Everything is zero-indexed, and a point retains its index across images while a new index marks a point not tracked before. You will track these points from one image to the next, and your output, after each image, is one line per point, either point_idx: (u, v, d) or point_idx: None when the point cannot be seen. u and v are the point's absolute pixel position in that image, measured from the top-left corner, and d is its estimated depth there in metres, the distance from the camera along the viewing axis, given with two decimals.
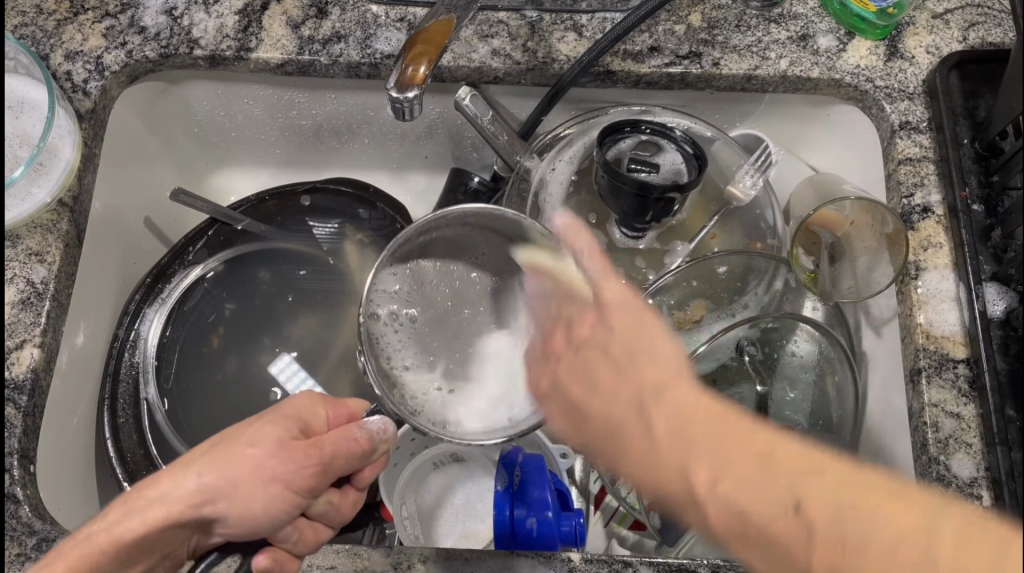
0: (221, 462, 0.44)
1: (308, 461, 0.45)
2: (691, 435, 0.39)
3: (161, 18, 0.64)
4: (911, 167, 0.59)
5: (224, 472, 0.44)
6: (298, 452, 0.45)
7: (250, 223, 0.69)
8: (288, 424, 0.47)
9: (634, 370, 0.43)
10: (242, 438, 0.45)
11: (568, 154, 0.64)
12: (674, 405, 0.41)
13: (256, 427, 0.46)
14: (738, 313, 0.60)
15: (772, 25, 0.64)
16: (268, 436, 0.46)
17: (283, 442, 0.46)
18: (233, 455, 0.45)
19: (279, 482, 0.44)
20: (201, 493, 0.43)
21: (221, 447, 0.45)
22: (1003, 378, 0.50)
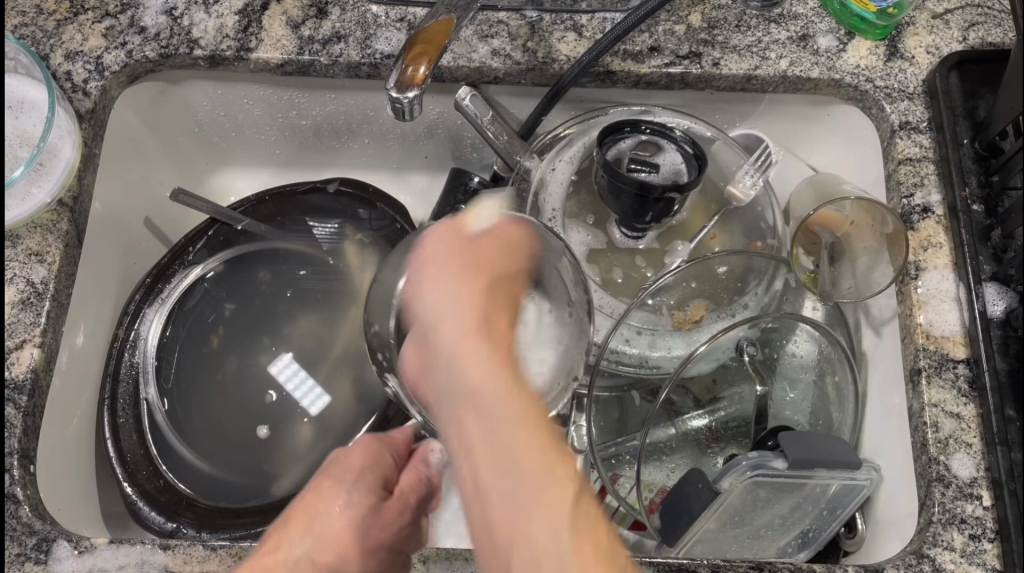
0: (325, 534, 0.46)
1: (400, 516, 0.50)
2: (516, 478, 0.36)
3: (161, 18, 0.64)
4: (911, 167, 0.59)
5: (332, 542, 0.46)
6: (389, 513, 0.49)
7: (250, 223, 0.70)
8: (373, 485, 0.50)
9: (495, 400, 0.38)
10: (333, 509, 0.48)
11: (568, 154, 0.64)
12: (519, 456, 0.37)
13: (341, 492, 0.49)
14: (738, 313, 0.60)
15: (772, 25, 0.64)
16: (357, 497, 0.49)
17: (375, 503, 0.49)
18: (334, 530, 0.47)
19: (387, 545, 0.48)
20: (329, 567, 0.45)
21: (320, 520, 0.47)
22: (1003, 379, 0.50)
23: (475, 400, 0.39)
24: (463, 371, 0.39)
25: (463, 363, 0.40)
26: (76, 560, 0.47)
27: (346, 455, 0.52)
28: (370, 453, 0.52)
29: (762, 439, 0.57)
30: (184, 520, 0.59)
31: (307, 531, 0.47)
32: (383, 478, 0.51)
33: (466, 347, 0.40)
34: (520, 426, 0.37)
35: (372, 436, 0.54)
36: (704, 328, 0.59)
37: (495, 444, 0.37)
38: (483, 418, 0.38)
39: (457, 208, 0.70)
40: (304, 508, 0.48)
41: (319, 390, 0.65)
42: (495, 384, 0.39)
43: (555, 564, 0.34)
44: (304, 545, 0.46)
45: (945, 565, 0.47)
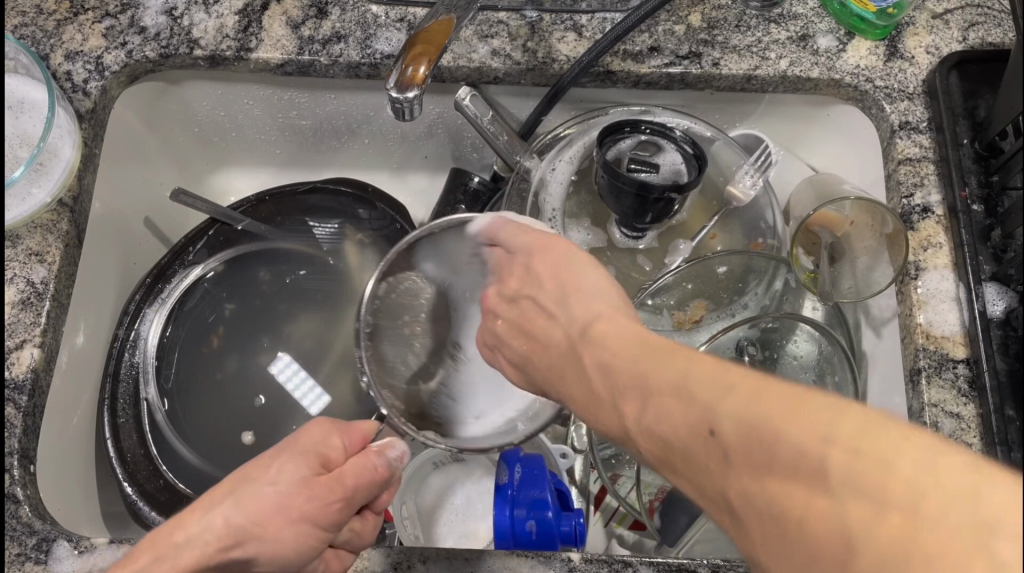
0: (253, 506, 0.45)
1: (331, 497, 0.46)
2: (848, 484, 0.24)
3: (161, 18, 0.64)
4: (911, 167, 0.59)
5: (259, 516, 0.45)
6: (319, 489, 0.46)
7: (249, 223, 0.69)
8: (309, 460, 0.47)
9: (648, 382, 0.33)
10: (264, 480, 0.46)
11: (568, 154, 0.64)
12: (742, 404, 0.28)
13: (277, 465, 0.47)
14: (738, 313, 0.60)
15: (772, 25, 0.64)
16: (290, 474, 0.46)
17: (308, 478, 0.46)
18: (256, 500, 0.45)
19: (307, 520, 0.45)
20: (229, 536, 0.44)
21: (250, 489, 0.46)
22: (1003, 378, 0.50)
23: (673, 397, 0.32)
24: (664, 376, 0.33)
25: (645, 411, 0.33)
26: (76, 560, 0.47)
27: (299, 433, 0.49)
28: (330, 434, 0.49)
29: None
30: None
31: (239, 503, 0.45)
32: (325, 455, 0.48)
33: (652, 363, 0.34)
34: (708, 379, 0.31)
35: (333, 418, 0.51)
36: (704, 327, 0.60)
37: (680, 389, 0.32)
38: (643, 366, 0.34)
39: (457, 208, 0.70)
40: (241, 481, 0.46)
41: (319, 390, 0.65)
42: (683, 376, 0.32)
43: (846, 513, 0.24)
44: (233, 516, 0.45)
45: None
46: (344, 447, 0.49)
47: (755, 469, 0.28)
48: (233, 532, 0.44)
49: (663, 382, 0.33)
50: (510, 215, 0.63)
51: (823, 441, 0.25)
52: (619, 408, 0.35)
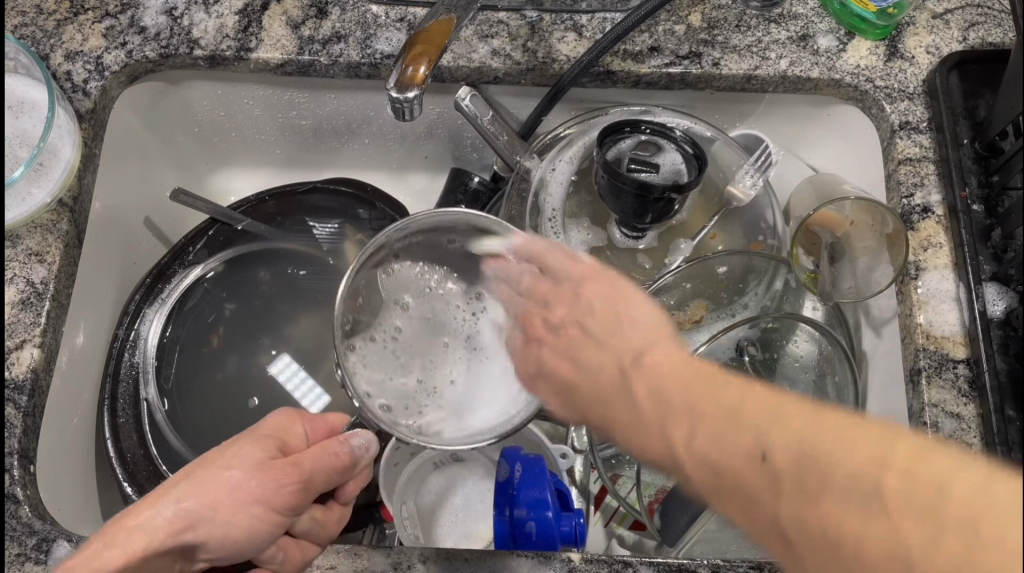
0: (207, 491, 0.45)
1: (286, 477, 0.47)
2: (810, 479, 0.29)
3: (161, 18, 0.64)
4: (911, 167, 0.59)
5: (214, 500, 0.45)
6: (277, 471, 0.47)
7: (250, 223, 0.69)
8: (265, 444, 0.48)
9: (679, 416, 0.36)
10: (228, 468, 0.46)
11: (568, 154, 0.64)
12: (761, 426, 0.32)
13: (237, 451, 0.47)
14: (738, 313, 0.60)
15: (772, 25, 0.64)
16: (247, 457, 0.47)
17: (265, 460, 0.47)
18: (218, 486, 0.45)
19: (260, 503, 0.46)
20: (179, 521, 0.44)
21: (211, 473, 0.46)
22: (1003, 379, 0.50)
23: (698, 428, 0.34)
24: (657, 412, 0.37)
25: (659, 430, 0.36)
26: None
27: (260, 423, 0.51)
28: (289, 423, 0.51)
29: None
30: None
31: (195, 489, 0.45)
32: (281, 440, 0.50)
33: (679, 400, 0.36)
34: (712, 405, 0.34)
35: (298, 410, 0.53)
36: (704, 327, 0.60)
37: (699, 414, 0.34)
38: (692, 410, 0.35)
39: (458, 208, 0.70)
40: (201, 467, 0.47)
41: (320, 390, 0.65)
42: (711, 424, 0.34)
43: (831, 507, 0.28)
44: (186, 501, 0.44)
45: None
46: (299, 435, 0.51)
47: (718, 471, 0.32)
48: (183, 515, 0.44)
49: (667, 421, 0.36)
50: (510, 215, 0.63)
51: (758, 446, 0.31)
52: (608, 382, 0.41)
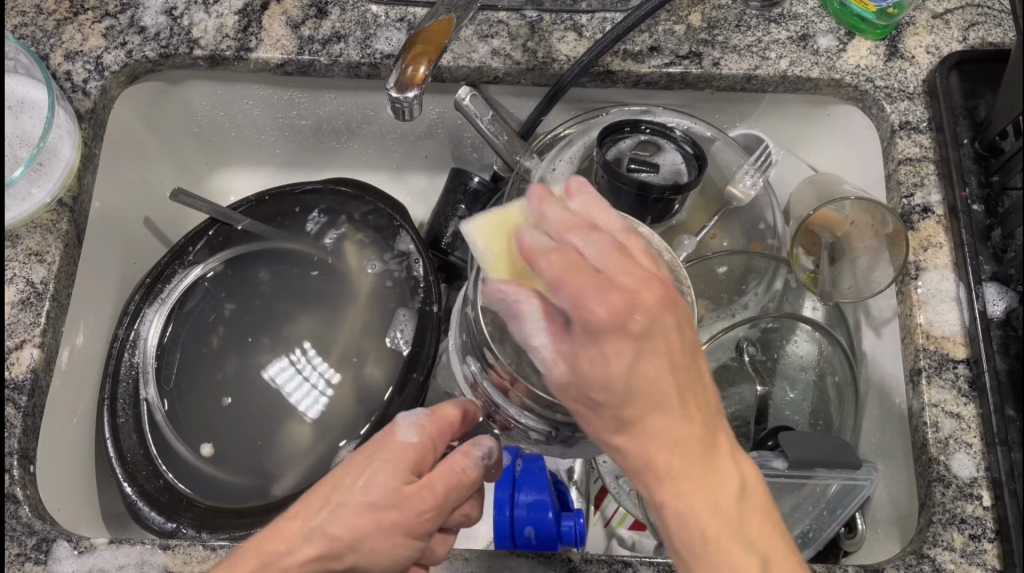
0: (347, 517, 0.41)
1: (422, 507, 0.43)
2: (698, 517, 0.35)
3: (161, 18, 0.64)
4: (911, 167, 0.59)
5: (356, 528, 0.41)
6: (413, 499, 0.43)
7: (249, 223, 0.69)
8: (400, 466, 0.43)
9: (643, 356, 0.35)
10: (357, 485, 0.43)
11: (568, 154, 0.64)
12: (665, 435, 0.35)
13: (367, 470, 0.43)
14: (738, 313, 0.62)
15: (772, 25, 0.64)
16: (380, 483, 0.43)
17: (399, 486, 0.43)
18: (351, 506, 0.42)
19: (400, 530, 0.42)
20: (324, 548, 0.41)
21: (339, 497, 0.42)
22: (1003, 378, 0.50)
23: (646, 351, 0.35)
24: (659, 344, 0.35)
25: (595, 309, 0.34)
26: (76, 560, 0.47)
27: (391, 432, 0.45)
28: (420, 439, 0.45)
29: (761, 439, 0.57)
30: (183, 520, 0.59)
31: (334, 514, 0.42)
32: (418, 461, 0.44)
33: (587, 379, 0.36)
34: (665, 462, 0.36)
35: (423, 415, 0.47)
36: (704, 328, 0.61)
37: (671, 374, 0.35)
38: (656, 385, 0.35)
39: (458, 208, 0.70)
40: (332, 486, 0.43)
41: (320, 391, 0.65)
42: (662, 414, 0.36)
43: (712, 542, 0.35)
44: (330, 528, 0.41)
45: (945, 565, 0.47)
46: (435, 441, 0.46)
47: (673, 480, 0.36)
48: (326, 544, 0.41)
49: (614, 386, 0.35)
50: None
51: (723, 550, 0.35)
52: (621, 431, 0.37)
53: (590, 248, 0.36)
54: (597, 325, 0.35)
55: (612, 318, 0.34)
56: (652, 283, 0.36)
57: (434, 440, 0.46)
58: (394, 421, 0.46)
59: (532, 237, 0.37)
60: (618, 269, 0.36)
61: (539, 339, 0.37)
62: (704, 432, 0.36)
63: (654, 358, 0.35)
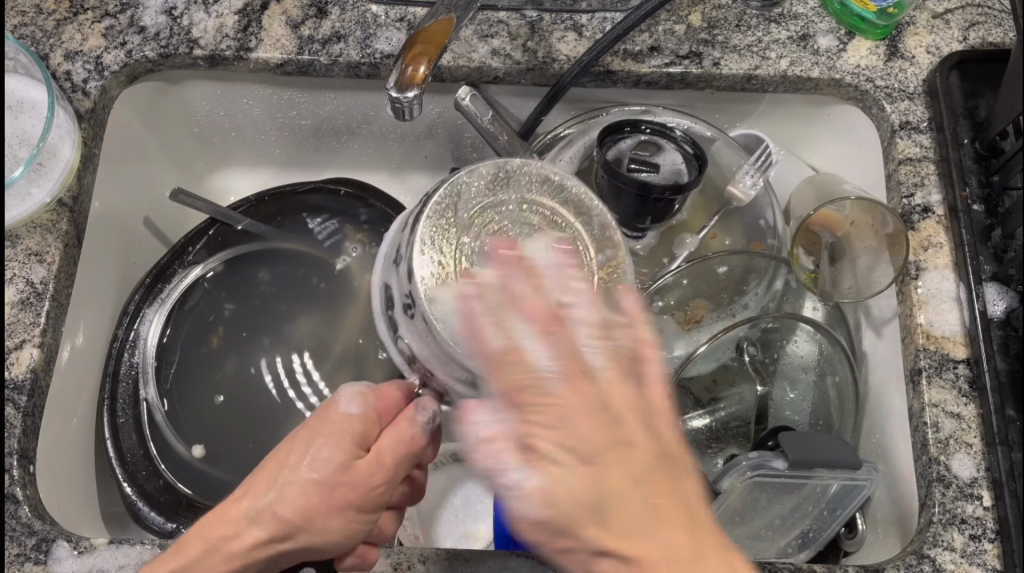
0: (295, 497, 0.44)
1: (372, 477, 0.46)
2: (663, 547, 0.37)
3: (161, 18, 0.64)
4: (912, 167, 0.59)
5: (306, 506, 0.44)
6: (360, 474, 0.45)
7: (249, 223, 0.69)
8: (346, 443, 0.46)
9: (600, 463, 0.38)
10: (301, 462, 0.45)
11: (567, 153, 0.64)
12: (642, 523, 0.37)
13: (311, 447, 0.45)
14: (738, 313, 0.61)
15: (772, 25, 0.64)
16: (325, 460, 0.45)
17: (345, 462, 0.45)
18: (298, 485, 0.44)
19: (353, 506, 0.45)
20: (274, 530, 0.43)
21: (285, 475, 0.44)
22: (1003, 379, 0.50)
23: (608, 459, 0.38)
24: (596, 439, 0.38)
25: (562, 475, 0.38)
26: (76, 560, 0.47)
27: (330, 409, 0.47)
28: (361, 411, 0.47)
29: (761, 439, 0.57)
30: (184, 520, 0.59)
31: (281, 495, 0.44)
32: (363, 433, 0.47)
33: (558, 465, 0.38)
34: (613, 523, 0.37)
35: (367, 386, 0.49)
36: (704, 327, 0.60)
37: (675, 481, 0.39)
38: (620, 476, 0.38)
39: None
40: (275, 464, 0.45)
41: (319, 391, 0.65)
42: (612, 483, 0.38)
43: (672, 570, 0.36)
44: (280, 508, 0.43)
45: (945, 565, 0.47)
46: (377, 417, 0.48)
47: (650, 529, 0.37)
48: (278, 524, 0.43)
49: (570, 501, 0.38)
50: None
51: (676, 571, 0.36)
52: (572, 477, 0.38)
53: (544, 357, 0.40)
54: (569, 459, 0.38)
55: (564, 455, 0.38)
56: (594, 395, 0.39)
57: (376, 411, 0.48)
58: (335, 394, 0.49)
59: (498, 344, 0.41)
60: (570, 378, 0.39)
61: (516, 473, 0.39)
62: (665, 476, 0.39)
63: (579, 459, 0.38)
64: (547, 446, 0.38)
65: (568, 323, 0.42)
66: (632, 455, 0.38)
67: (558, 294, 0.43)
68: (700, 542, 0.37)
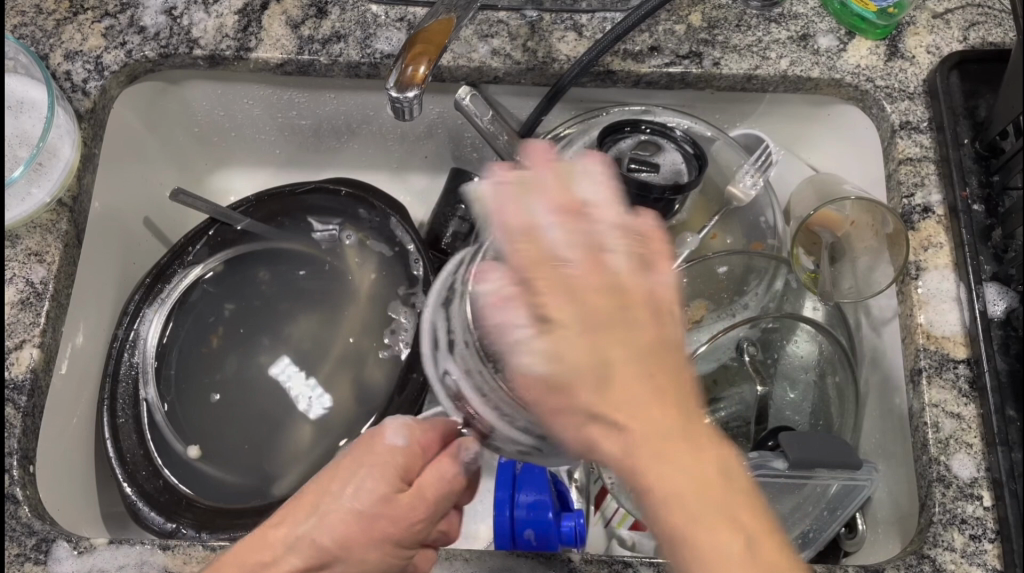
0: (332, 527, 0.43)
1: (415, 511, 0.44)
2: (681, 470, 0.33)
3: (161, 18, 0.64)
4: (912, 167, 0.59)
5: (344, 537, 0.42)
6: (402, 507, 0.44)
7: (249, 223, 0.69)
8: (390, 475, 0.44)
9: (609, 350, 0.35)
10: (343, 491, 0.44)
11: (569, 154, 0.64)
12: (620, 356, 0.34)
13: (355, 475, 0.44)
14: (738, 313, 0.61)
15: (772, 25, 0.64)
16: (369, 490, 0.44)
17: (388, 494, 0.44)
18: (339, 514, 0.43)
19: (390, 541, 0.43)
20: (313, 560, 0.42)
21: (327, 504, 0.43)
22: (1003, 379, 0.50)
23: (610, 334, 0.35)
24: (587, 359, 0.34)
25: (570, 370, 0.34)
26: (76, 560, 0.47)
27: (375, 439, 0.46)
28: (409, 444, 0.46)
29: (762, 439, 0.56)
30: (184, 520, 0.58)
31: (320, 524, 0.43)
32: (407, 466, 0.45)
33: (567, 313, 0.35)
34: (637, 418, 0.34)
35: (411, 420, 0.48)
36: (705, 327, 0.60)
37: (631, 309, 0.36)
38: (625, 367, 0.34)
39: (457, 208, 0.70)
40: (317, 492, 0.44)
41: (319, 390, 0.65)
42: (663, 419, 0.34)
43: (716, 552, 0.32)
44: (319, 536, 0.42)
45: (945, 565, 0.47)
46: (423, 452, 0.46)
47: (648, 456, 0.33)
48: (315, 555, 0.42)
49: (571, 369, 0.34)
50: None
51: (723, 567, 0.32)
52: (590, 389, 0.34)
53: (619, 276, 0.37)
54: (580, 375, 0.34)
55: (577, 326, 0.35)
56: (603, 285, 0.36)
57: (422, 445, 0.46)
58: (380, 426, 0.47)
59: (523, 221, 0.38)
60: (591, 274, 0.36)
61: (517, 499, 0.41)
62: (676, 395, 0.35)
63: (627, 407, 0.34)
64: (570, 314, 0.35)
65: (590, 220, 0.38)
66: (647, 352, 0.35)
67: (589, 191, 0.39)
68: (734, 486, 0.34)
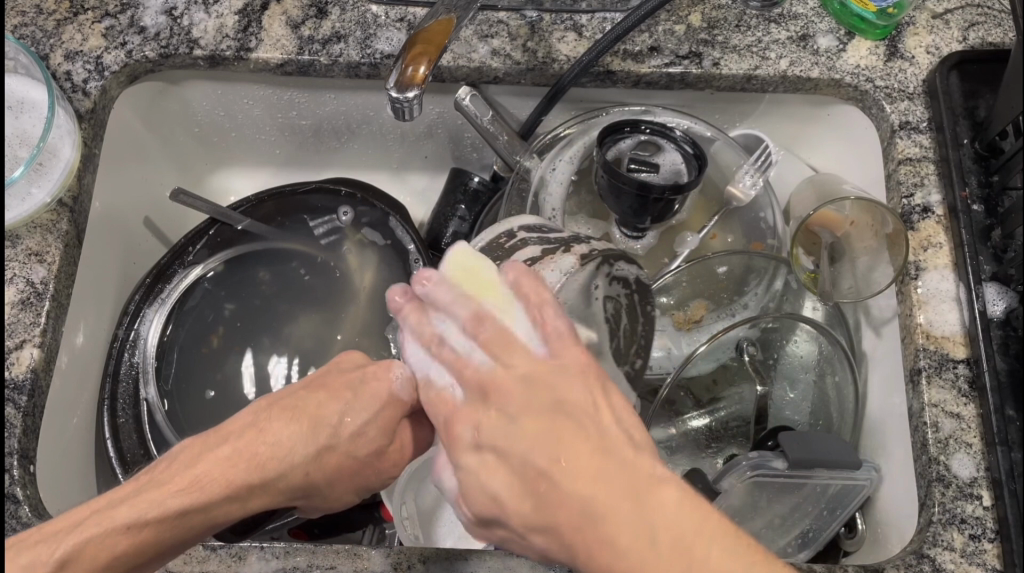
0: (327, 462, 0.48)
1: (392, 464, 0.51)
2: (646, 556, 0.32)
3: (161, 18, 0.64)
4: (911, 167, 0.59)
5: (332, 473, 0.48)
6: (386, 460, 0.50)
7: (250, 223, 0.69)
8: (386, 428, 0.49)
9: (536, 460, 0.35)
10: (346, 433, 0.48)
11: (568, 154, 0.64)
12: (580, 459, 0.35)
13: (359, 417, 0.48)
14: (738, 313, 0.61)
15: (772, 25, 0.64)
16: (362, 434, 0.49)
17: (379, 448, 0.49)
18: (336, 451, 0.48)
19: (363, 482, 0.50)
20: (297, 486, 0.47)
21: (328, 435, 0.48)
22: (1003, 379, 0.50)
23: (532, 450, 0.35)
24: (580, 491, 0.34)
25: (519, 498, 0.35)
26: None
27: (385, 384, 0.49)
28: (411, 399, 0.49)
29: (761, 439, 0.57)
30: None
31: (316, 456, 0.47)
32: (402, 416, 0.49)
33: (490, 473, 0.36)
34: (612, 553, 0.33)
35: None
36: (704, 328, 0.60)
37: (555, 401, 0.37)
38: (565, 493, 0.34)
39: (458, 208, 0.70)
40: (316, 419, 0.48)
41: None
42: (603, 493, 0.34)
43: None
44: (310, 469, 0.47)
45: (945, 565, 0.47)
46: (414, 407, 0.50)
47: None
48: (301, 482, 0.47)
49: (529, 515, 0.35)
50: (511, 214, 0.63)
51: None
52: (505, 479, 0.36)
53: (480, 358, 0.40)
54: (514, 492, 0.36)
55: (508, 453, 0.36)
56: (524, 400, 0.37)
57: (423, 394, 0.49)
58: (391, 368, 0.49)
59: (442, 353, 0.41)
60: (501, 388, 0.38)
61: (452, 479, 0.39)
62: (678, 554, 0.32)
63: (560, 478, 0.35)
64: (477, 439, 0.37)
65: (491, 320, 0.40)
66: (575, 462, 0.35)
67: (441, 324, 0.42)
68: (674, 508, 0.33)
